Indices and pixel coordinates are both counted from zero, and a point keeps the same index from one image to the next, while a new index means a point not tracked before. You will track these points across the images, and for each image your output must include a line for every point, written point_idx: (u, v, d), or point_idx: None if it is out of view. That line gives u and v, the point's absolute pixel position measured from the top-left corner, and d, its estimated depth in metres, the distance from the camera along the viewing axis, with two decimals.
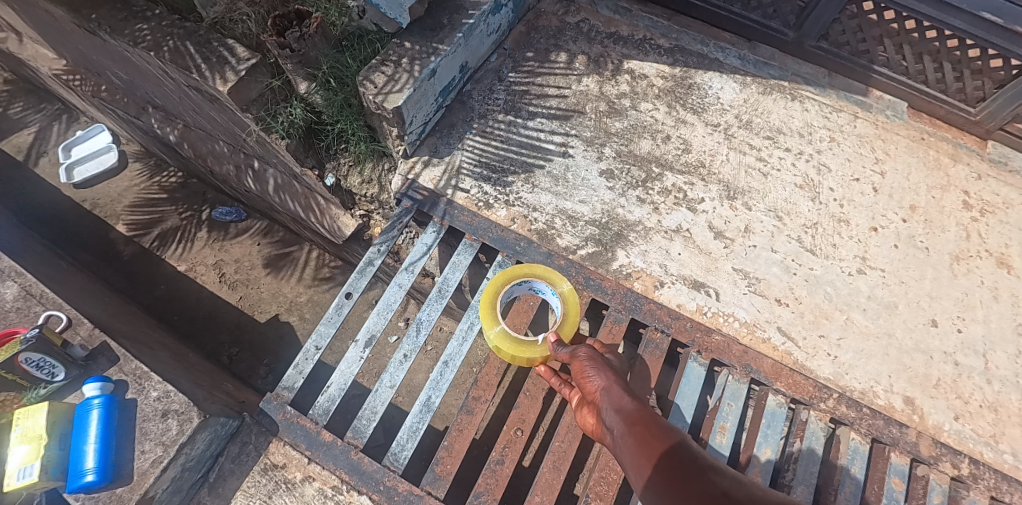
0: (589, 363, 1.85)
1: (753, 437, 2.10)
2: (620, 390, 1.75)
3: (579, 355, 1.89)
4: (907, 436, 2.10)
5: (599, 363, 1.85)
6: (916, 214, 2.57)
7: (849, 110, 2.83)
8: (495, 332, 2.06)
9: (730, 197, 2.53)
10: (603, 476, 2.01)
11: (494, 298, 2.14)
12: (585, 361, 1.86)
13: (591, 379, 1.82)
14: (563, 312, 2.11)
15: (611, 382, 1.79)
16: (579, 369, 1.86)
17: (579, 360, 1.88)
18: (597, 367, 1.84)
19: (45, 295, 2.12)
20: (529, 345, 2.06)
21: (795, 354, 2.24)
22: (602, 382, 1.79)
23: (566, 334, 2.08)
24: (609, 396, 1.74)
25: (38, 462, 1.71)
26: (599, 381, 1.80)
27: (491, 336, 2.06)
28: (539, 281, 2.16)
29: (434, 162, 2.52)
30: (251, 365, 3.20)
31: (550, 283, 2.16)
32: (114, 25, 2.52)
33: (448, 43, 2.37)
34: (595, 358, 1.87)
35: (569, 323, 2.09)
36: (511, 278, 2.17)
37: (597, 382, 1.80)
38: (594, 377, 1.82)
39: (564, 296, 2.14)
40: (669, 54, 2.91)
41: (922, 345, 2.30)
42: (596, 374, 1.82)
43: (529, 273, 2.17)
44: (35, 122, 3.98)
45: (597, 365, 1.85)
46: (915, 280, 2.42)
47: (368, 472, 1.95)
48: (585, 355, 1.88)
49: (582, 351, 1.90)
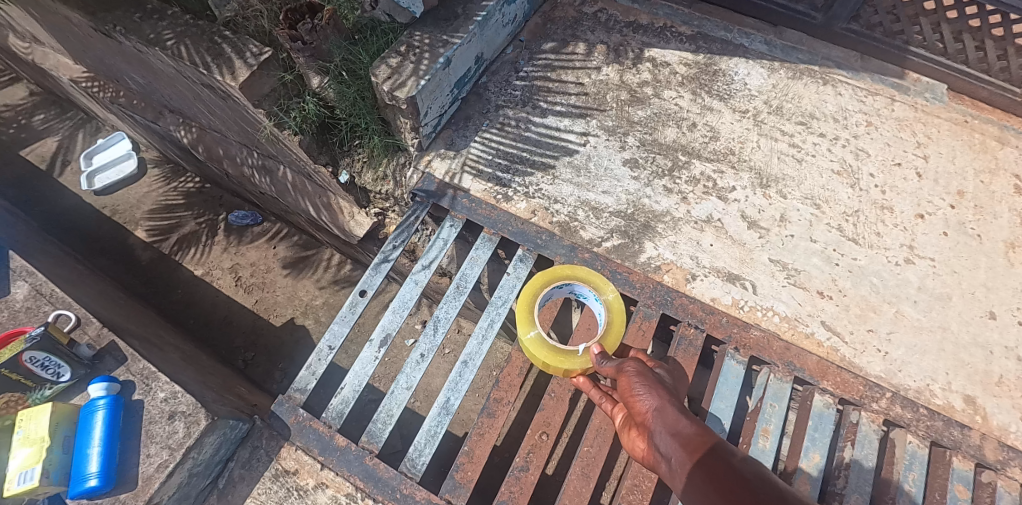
0: (638, 380, 1.69)
1: (799, 441, 1.93)
2: (675, 411, 1.58)
3: (626, 371, 1.74)
4: (970, 439, 1.91)
5: (649, 380, 1.69)
6: (965, 200, 2.39)
7: (885, 93, 2.68)
8: (530, 337, 1.95)
9: (763, 185, 2.39)
10: (636, 484, 1.86)
11: (532, 302, 2.01)
12: (633, 377, 1.71)
13: (640, 398, 1.64)
14: (606, 320, 1.97)
15: (664, 402, 1.61)
16: (626, 386, 1.70)
17: (627, 376, 1.73)
18: (647, 384, 1.67)
19: (55, 295, 2.07)
20: (568, 355, 1.93)
21: (841, 351, 2.07)
22: (653, 402, 1.62)
23: (610, 345, 1.93)
24: (662, 417, 1.57)
25: (39, 466, 1.61)
26: (650, 401, 1.62)
27: (526, 341, 1.95)
28: (580, 285, 2.02)
29: (449, 155, 2.43)
30: (264, 371, 3.11)
31: (593, 288, 2.02)
32: (129, 25, 2.50)
33: (463, 33, 2.30)
34: (645, 375, 1.71)
35: (613, 334, 1.95)
36: (550, 280, 2.04)
37: (648, 401, 1.63)
38: (644, 395, 1.65)
39: (609, 303, 1.99)
40: (691, 41, 2.81)
41: (980, 339, 2.11)
42: (646, 393, 1.65)
43: (570, 276, 2.04)
44: (56, 132, 4.02)
45: (647, 382, 1.68)
46: (968, 270, 2.24)
47: (384, 479, 1.82)
48: (633, 371, 1.73)
49: (629, 366, 1.75)
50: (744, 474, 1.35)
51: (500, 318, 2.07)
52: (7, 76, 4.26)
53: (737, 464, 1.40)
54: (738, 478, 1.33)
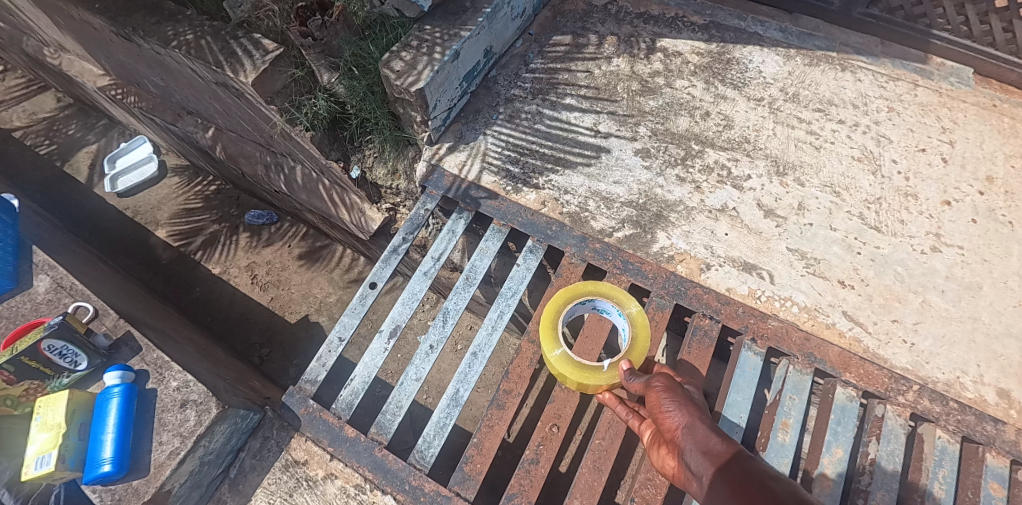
0: (667, 396, 1.63)
1: (820, 436, 1.86)
2: (705, 428, 1.51)
3: (654, 386, 1.68)
4: (1004, 434, 1.82)
5: (678, 395, 1.63)
6: (994, 185, 2.30)
7: (908, 78, 2.60)
8: (556, 355, 1.91)
9: (779, 173, 2.33)
10: (650, 479, 1.80)
11: (555, 319, 1.97)
12: (662, 393, 1.65)
13: (669, 415, 1.58)
14: (630, 336, 1.91)
15: (694, 419, 1.55)
16: (655, 402, 1.64)
17: (655, 391, 1.67)
18: (676, 400, 1.61)
19: (74, 287, 2.12)
20: (594, 371, 1.88)
21: (864, 342, 1.99)
22: (683, 419, 1.55)
23: (636, 359, 1.88)
24: (692, 435, 1.50)
25: (55, 451, 1.64)
26: (680, 417, 1.56)
27: (551, 359, 1.91)
28: (603, 301, 1.97)
29: (459, 147, 2.42)
30: (280, 367, 3.15)
31: (616, 303, 1.97)
32: (147, 28, 2.56)
33: (472, 25, 2.29)
34: (673, 390, 1.65)
35: (639, 347, 1.90)
36: (572, 297, 2.00)
37: (677, 418, 1.57)
38: (673, 412, 1.58)
39: (632, 317, 1.94)
40: (704, 31, 2.77)
41: (1014, 330, 2.01)
42: (676, 409, 1.59)
43: (593, 291, 1.98)
44: (83, 137, 4.15)
45: (675, 398, 1.62)
46: (1000, 258, 2.14)
47: (392, 471, 1.81)
48: (661, 386, 1.67)
49: (657, 381, 1.70)
50: (778, 492, 1.27)
51: (510, 309, 2.05)
52: (37, 85, 4.42)
53: (771, 484, 1.33)
54: (772, 496, 1.26)
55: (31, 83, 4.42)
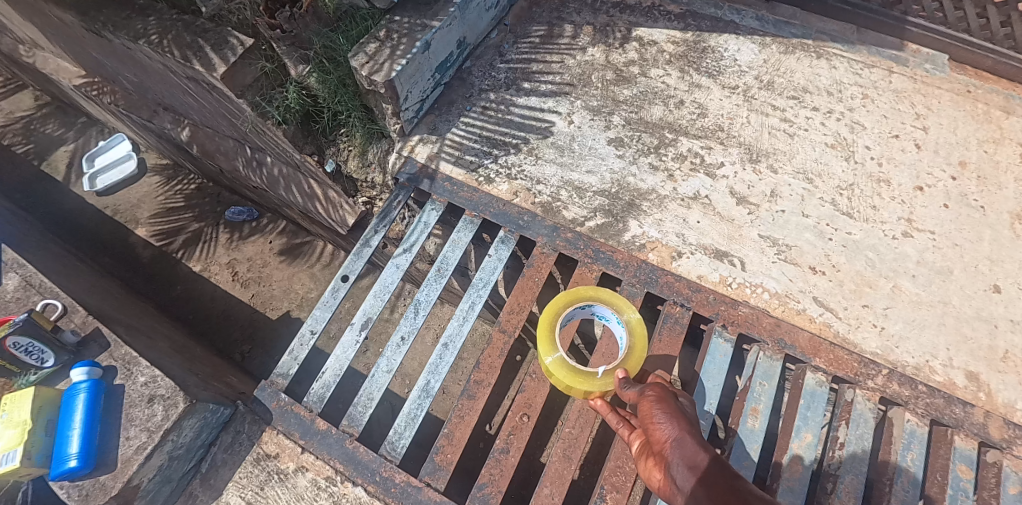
0: (659, 406, 1.60)
1: (790, 421, 1.87)
2: (695, 444, 1.48)
3: (647, 395, 1.65)
4: (973, 417, 1.83)
5: (670, 407, 1.60)
6: (967, 171, 2.30)
7: (883, 65, 2.60)
8: (552, 359, 1.86)
9: (753, 160, 2.33)
10: (619, 466, 1.80)
11: (554, 321, 1.92)
12: (654, 403, 1.62)
13: (660, 427, 1.56)
14: (628, 344, 1.87)
15: (684, 433, 1.52)
16: (646, 411, 1.61)
17: (647, 401, 1.64)
18: (668, 412, 1.58)
19: (43, 285, 2.11)
20: (588, 377, 1.83)
21: (834, 326, 2.00)
22: (673, 432, 1.53)
23: (633, 368, 1.84)
24: (681, 449, 1.48)
25: (20, 448, 1.64)
26: (670, 430, 1.53)
27: (547, 363, 1.86)
28: (603, 306, 1.92)
29: (431, 139, 2.41)
30: (261, 362, 3.15)
31: (616, 309, 1.92)
32: (117, 23, 2.53)
33: (443, 16, 2.28)
34: (666, 401, 1.62)
35: (635, 358, 1.85)
36: (573, 300, 1.96)
37: (667, 430, 1.54)
38: (664, 424, 1.56)
39: (631, 326, 1.89)
40: (680, 20, 2.77)
41: (984, 313, 2.02)
42: (667, 421, 1.56)
43: (593, 296, 1.95)
44: (62, 135, 4.11)
45: (667, 410, 1.59)
46: (971, 242, 2.15)
47: (363, 462, 1.81)
48: (654, 396, 1.64)
49: (651, 391, 1.67)
50: None
51: (481, 300, 2.04)
52: (15, 84, 4.38)
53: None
54: None
55: (9, 82, 4.38)
